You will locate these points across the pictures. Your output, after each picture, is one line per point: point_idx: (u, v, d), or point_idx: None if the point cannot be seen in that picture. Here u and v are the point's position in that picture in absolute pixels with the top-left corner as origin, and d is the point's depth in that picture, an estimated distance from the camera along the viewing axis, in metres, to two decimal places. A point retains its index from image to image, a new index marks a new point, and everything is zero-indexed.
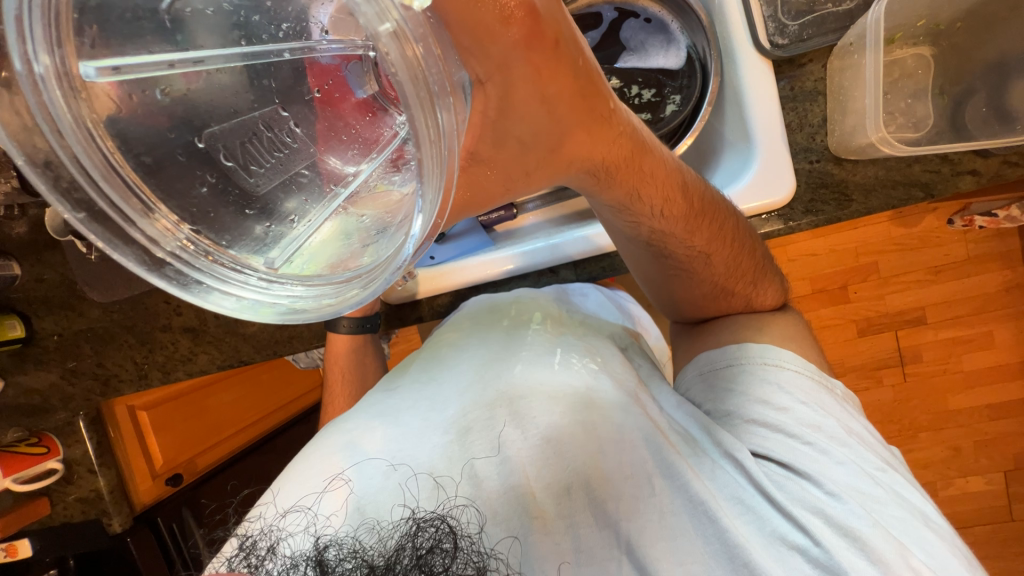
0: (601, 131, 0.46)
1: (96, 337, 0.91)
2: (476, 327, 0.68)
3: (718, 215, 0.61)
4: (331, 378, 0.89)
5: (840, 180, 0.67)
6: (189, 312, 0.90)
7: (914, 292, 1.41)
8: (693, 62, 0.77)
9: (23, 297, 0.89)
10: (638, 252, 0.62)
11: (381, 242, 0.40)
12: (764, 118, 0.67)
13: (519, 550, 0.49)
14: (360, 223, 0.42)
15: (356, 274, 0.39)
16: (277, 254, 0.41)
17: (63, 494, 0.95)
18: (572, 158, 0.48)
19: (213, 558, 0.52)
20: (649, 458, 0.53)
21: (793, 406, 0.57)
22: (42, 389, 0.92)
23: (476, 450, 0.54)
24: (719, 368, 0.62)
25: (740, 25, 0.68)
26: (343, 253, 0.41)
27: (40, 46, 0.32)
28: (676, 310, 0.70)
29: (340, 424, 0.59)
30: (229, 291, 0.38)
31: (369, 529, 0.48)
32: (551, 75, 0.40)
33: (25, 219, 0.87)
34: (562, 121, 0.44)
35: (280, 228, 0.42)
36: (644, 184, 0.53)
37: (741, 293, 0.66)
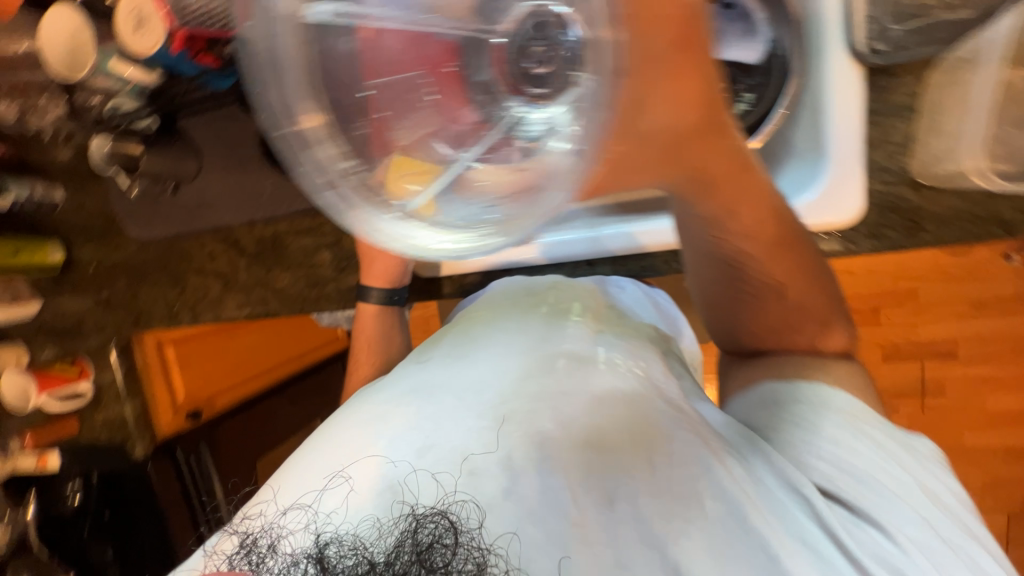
0: (716, 141, 0.47)
1: (130, 271, 0.94)
2: (517, 310, 0.62)
3: (800, 247, 0.56)
4: (357, 346, 0.80)
5: (914, 207, 0.63)
6: (222, 258, 0.90)
7: (948, 325, 1.36)
8: (774, 59, 0.71)
9: (64, 224, 0.92)
10: (711, 267, 0.56)
11: (516, 203, 0.48)
12: (843, 131, 0.62)
13: (518, 546, 0.44)
14: (473, 188, 0.54)
15: (498, 220, 0.47)
16: (433, 208, 0.52)
17: (92, 414, 1.03)
18: (688, 159, 0.47)
19: (217, 536, 0.51)
20: (687, 471, 0.46)
21: (861, 449, 0.50)
22: (77, 313, 0.98)
23: (484, 445, 0.47)
24: (783, 402, 0.53)
25: (835, 23, 0.61)
26: (478, 211, 0.51)
27: None
28: (727, 343, 0.61)
29: (372, 394, 0.55)
30: (418, 229, 0.49)
31: (371, 524, 0.45)
32: (689, 74, 0.44)
33: (70, 145, 0.88)
34: (684, 122, 0.45)
35: (435, 194, 0.53)
36: (745, 195, 0.51)
37: (815, 334, 0.57)
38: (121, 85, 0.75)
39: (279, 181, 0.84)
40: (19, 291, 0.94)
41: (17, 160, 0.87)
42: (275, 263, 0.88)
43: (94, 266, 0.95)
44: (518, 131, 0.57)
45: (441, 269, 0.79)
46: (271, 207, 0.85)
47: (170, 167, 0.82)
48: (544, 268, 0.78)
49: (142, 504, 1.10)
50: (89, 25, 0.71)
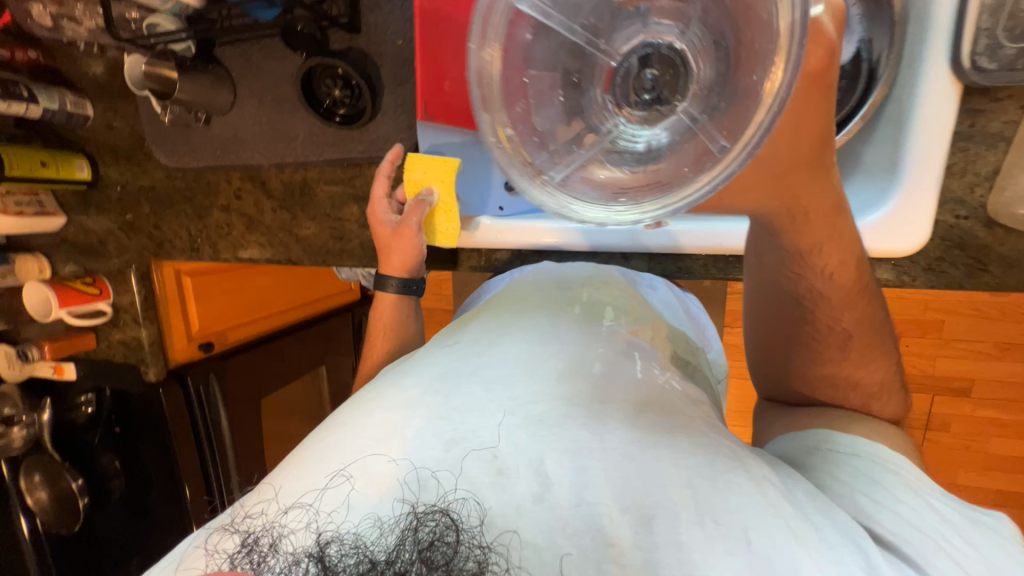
0: (819, 177, 0.49)
1: (155, 198, 0.94)
2: (547, 305, 0.59)
3: (873, 294, 0.54)
4: (373, 333, 0.76)
5: (983, 245, 0.59)
6: (247, 199, 0.89)
7: (968, 362, 1.32)
8: (861, 64, 0.65)
9: (94, 141, 0.92)
10: (779, 296, 0.55)
11: (663, 177, 0.47)
12: (922, 153, 0.57)
13: (520, 547, 0.36)
14: (594, 182, 0.49)
15: (651, 194, 0.45)
16: (565, 178, 0.50)
17: (109, 333, 1.03)
18: (796, 191, 0.49)
19: (195, 547, 0.41)
20: (733, 492, 0.39)
21: (922, 510, 0.43)
22: (99, 233, 0.98)
23: (510, 442, 0.41)
24: (835, 451, 0.49)
25: (943, 30, 0.55)
26: (619, 185, 0.48)
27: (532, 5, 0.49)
28: (778, 375, 0.58)
29: (399, 378, 0.49)
30: (561, 199, 0.48)
31: (372, 523, 0.37)
32: (816, 106, 0.46)
33: (103, 59, 0.86)
34: (802, 143, 0.47)
35: (566, 163, 0.51)
36: (830, 239, 0.51)
37: (868, 394, 0.54)
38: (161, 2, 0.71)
39: (314, 127, 0.79)
40: (45, 201, 0.95)
41: (49, 69, 0.87)
42: (301, 210, 0.86)
43: (120, 188, 0.95)
44: (621, 142, 0.51)
45: (459, 241, 0.76)
46: (304, 152, 0.81)
47: (203, 97, 0.78)
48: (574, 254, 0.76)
49: (150, 430, 1.05)
50: None
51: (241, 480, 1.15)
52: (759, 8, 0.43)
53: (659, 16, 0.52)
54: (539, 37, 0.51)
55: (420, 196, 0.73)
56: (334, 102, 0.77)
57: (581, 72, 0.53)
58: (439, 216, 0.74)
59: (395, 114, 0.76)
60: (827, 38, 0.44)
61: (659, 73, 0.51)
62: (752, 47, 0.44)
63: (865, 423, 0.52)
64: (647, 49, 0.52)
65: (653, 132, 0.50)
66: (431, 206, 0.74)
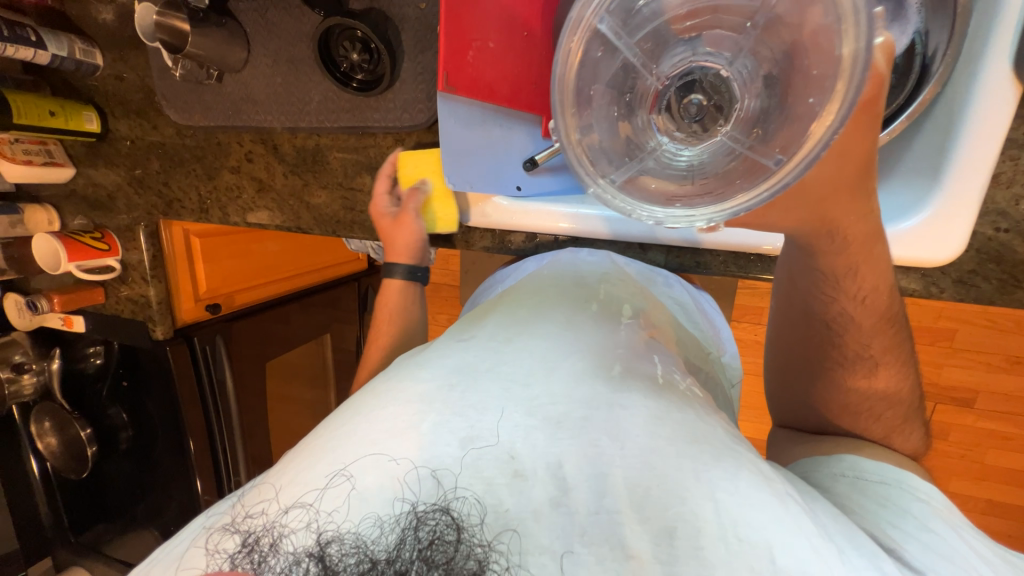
0: (860, 202, 0.46)
1: (165, 155, 0.92)
2: (564, 301, 0.58)
3: (900, 322, 0.53)
4: (378, 322, 0.84)
5: (1020, 261, 0.56)
6: (259, 161, 0.87)
7: (976, 373, 1.31)
8: (913, 58, 0.61)
9: (103, 92, 0.90)
10: (805, 320, 0.55)
11: (719, 186, 0.47)
12: (968, 158, 0.54)
13: (522, 543, 0.36)
14: (645, 191, 0.49)
15: (708, 199, 0.45)
16: (619, 179, 0.49)
17: (117, 289, 1.03)
18: (836, 220, 0.47)
19: (196, 542, 0.41)
20: (753, 505, 0.37)
21: (956, 544, 0.42)
22: (108, 187, 0.97)
23: (526, 442, 0.41)
24: (866, 480, 0.49)
25: (1011, 27, 0.51)
26: (674, 192, 0.48)
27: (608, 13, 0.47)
28: (797, 396, 0.59)
29: (413, 371, 0.48)
30: (615, 194, 0.47)
31: (373, 523, 0.37)
32: (863, 136, 0.42)
33: (113, 5, 0.83)
34: (844, 175, 0.44)
35: (620, 168, 0.51)
36: (867, 264, 0.49)
37: (889, 426, 0.54)
38: None
39: (329, 91, 0.76)
40: (54, 152, 0.94)
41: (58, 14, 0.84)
42: (313, 177, 0.84)
43: (129, 143, 0.93)
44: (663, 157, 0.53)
45: (471, 220, 0.75)
46: (318, 118, 0.78)
47: (217, 53, 0.75)
48: (590, 241, 0.74)
49: (154, 388, 1.05)
50: None
51: (243, 442, 1.17)
52: (822, 33, 0.42)
53: (710, 44, 0.53)
54: (606, 54, 0.50)
55: (415, 187, 0.77)
56: (352, 67, 0.74)
57: (631, 93, 0.54)
58: (434, 204, 0.77)
59: (414, 82, 0.72)
60: (879, 72, 0.40)
61: (704, 101, 0.52)
62: (810, 73, 0.44)
63: (879, 449, 0.52)
64: (695, 77, 0.53)
65: (695, 154, 0.51)
66: (426, 195, 0.77)
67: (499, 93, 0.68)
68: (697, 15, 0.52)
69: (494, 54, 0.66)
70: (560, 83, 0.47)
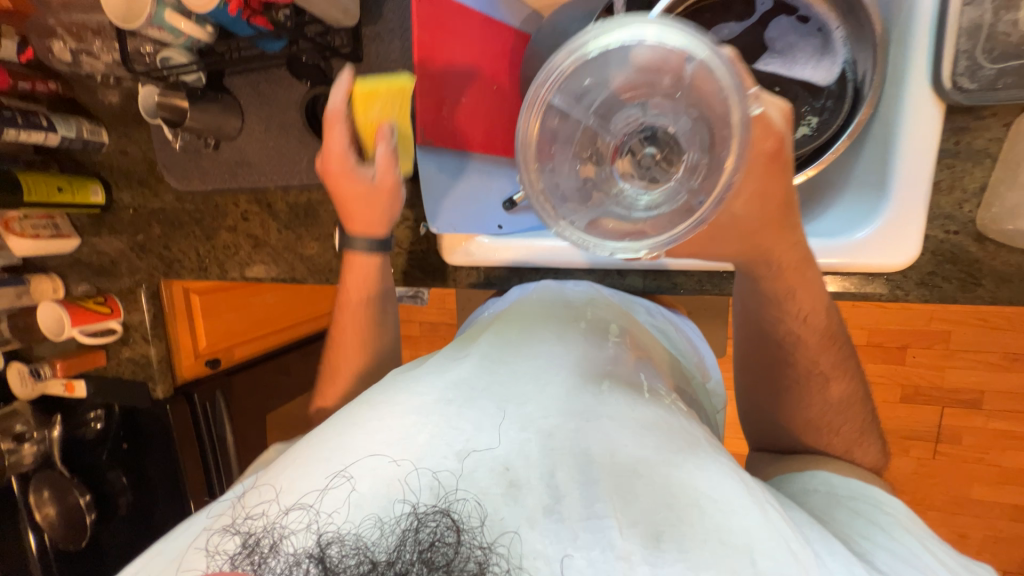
0: (784, 234, 0.52)
1: (165, 220, 0.97)
2: (545, 321, 0.60)
3: (845, 339, 0.56)
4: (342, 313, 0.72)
5: (975, 260, 0.59)
6: (255, 220, 0.91)
7: (978, 373, 1.31)
8: (846, 84, 0.65)
9: (109, 168, 0.96)
10: (758, 341, 0.58)
11: (664, 219, 0.51)
12: (911, 166, 0.58)
13: (523, 544, 0.37)
14: (606, 229, 0.52)
15: (654, 232, 0.50)
16: (582, 221, 0.52)
17: (119, 351, 1.05)
18: (766, 248, 0.52)
19: (192, 544, 0.42)
20: (730, 510, 0.39)
21: (925, 557, 0.42)
22: (111, 253, 1.01)
23: (521, 456, 0.42)
24: (839, 494, 0.49)
25: (923, 51, 0.57)
26: (629, 228, 0.52)
27: (558, 87, 0.50)
28: (763, 420, 0.60)
29: (410, 384, 0.48)
30: (578, 235, 0.51)
31: (373, 524, 0.38)
32: (773, 182, 0.50)
33: (118, 89, 0.90)
34: (763, 210, 0.50)
35: (581, 213, 0.53)
36: (801, 287, 0.54)
37: (849, 441, 0.56)
38: (175, 38, 0.74)
39: (318, 151, 0.82)
40: (60, 224, 0.99)
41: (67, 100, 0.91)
42: (306, 230, 0.89)
43: (132, 211, 0.98)
44: (624, 201, 0.55)
45: (456, 260, 0.77)
46: (309, 175, 0.83)
47: (214, 124, 0.81)
48: (572, 271, 0.77)
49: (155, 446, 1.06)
50: None
51: None
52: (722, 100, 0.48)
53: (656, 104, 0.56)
54: (564, 121, 0.53)
55: (385, 133, 0.66)
56: None
57: (592, 149, 0.57)
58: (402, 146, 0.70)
59: None
60: (776, 129, 0.48)
61: (655, 156, 0.56)
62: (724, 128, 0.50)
63: (843, 464, 0.54)
64: (642, 136, 0.57)
65: (654, 197, 0.54)
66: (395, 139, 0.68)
67: (473, 141, 0.74)
68: (643, 85, 0.54)
69: (467, 107, 0.73)
70: (524, 141, 0.50)
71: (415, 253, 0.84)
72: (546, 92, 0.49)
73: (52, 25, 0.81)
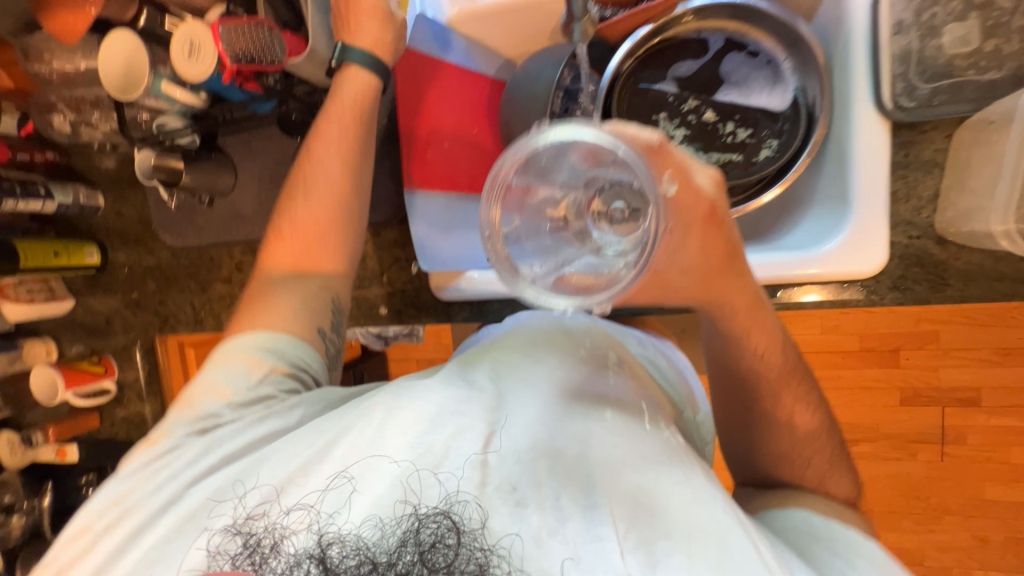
0: (733, 282, 0.51)
1: (160, 276, 0.98)
2: (530, 347, 0.59)
3: (805, 374, 0.58)
4: (324, 122, 0.69)
5: (939, 261, 0.63)
6: (249, 270, 0.93)
7: (970, 370, 1.32)
8: (800, 108, 0.70)
9: (105, 229, 0.99)
10: (723, 376, 0.59)
11: (622, 267, 0.45)
12: (867, 179, 0.62)
13: (521, 543, 0.43)
14: (572, 285, 0.45)
15: (614, 284, 0.44)
16: (545, 284, 0.46)
17: (114, 411, 1.06)
18: (717, 295, 0.52)
19: (194, 511, 0.51)
20: (694, 506, 0.45)
21: None
22: (105, 312, 1.02)
23: (519, 471, 0.47)
24: (818, 533, 0.52)
25: (863, 75, 0.62)
26: (591, 279, 0.45)
27: (514, 162, 0.44)
28: (740, 450, 0.62)
29: (405, 394, 0.52)
30: (539, 296, 0.44)
31: (373, 525, 0.46)
32: (713, 238, 0.48)
33: (115, 154, 0.94)
34: (708, 261, 0.49)
35: (547, 278, 0.46)
36: (755, 329, 0.54)
37: (821, 473, 0.57)
38: (172, 106, 0.76)
39: None
40: (55, 287, 1.00)
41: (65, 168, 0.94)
42: None
43: (127, 269, 1.00)
44: (601, 257, 0.48)
45: (448, 295, 0.77)
46: None
47: (207, 181, 0.84)
48: None
49: None
50: (145, 47, 0.72)
51: None
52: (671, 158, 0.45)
53: None
54: (527, 193, 0.48)
55: None
56: None
57: (565, 215, 0.51)
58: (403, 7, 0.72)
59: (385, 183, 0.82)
60: (709, 195, 0.46)
61: (627, 208, 0.49)
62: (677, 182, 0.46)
63: (818, 498, 0.56)
64: (613, 185, 0.49)
65: (624, 244, 0.47)
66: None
67: (459, 184, 0.80)
68: None
69: (449, 150, 0.79)
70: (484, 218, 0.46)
71: (408, 291, 0.86)
72: (503, 169, 0.45)
73: (52, 100, 0.85)
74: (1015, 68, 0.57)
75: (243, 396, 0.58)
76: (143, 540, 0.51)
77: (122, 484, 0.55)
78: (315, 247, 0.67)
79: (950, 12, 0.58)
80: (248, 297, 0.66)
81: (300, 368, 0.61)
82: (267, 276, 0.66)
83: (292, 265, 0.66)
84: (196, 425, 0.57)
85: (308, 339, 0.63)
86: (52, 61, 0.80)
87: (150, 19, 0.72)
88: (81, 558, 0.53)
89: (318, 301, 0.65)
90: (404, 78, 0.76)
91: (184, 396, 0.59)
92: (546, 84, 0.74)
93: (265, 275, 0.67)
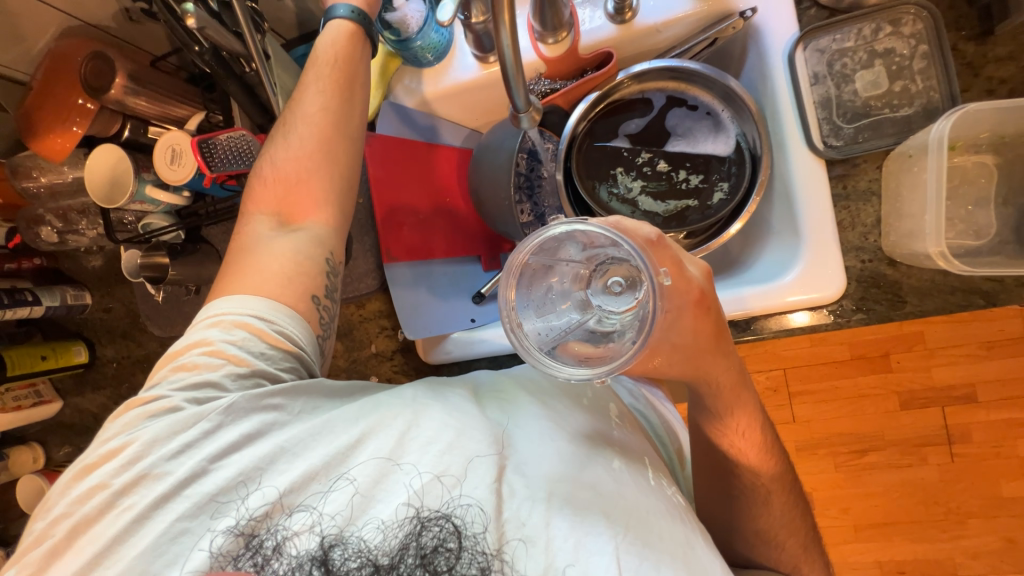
0: (723, 357, 0.55)
1: (149, 367, 0.98)
2: (534, 393, 0.59)
3: (780, 453, 0.62)
4: (307, 75, 0.67)
5: (894, 281, 0.66)
6: None
7: (963, 367, 1.26)
8: (743, 151, 0.75)
9: (92, 327, 0.99)
10: (706, 455, 0.63)
11: (621, 343, 0.49)
12: (813, 214, 0.67)
13: (524, 555, 0.46)
14: (573, 357, 0.50)
15: (610, 359, 0.48)
16: (550, 354, 0.50)
17: None
18: (709, 370, 0.54)
19: (192, 508, 0.50)
20: (665, 518, 0.50)
21: None
22: (94, 409, 1.01)
23: (524, 489, 0.49)
24: None
25: (792, 120, 0.68)
26: (591, 352, 0.50)
27: (533, 244, 0.48)
28: (717, 525, 0.65)
29: (422, 410, 0.53)
30: (547, 368, 0.47)
31: (376, 529, 0.47)
32: (707, 322, 0.52)
33: (102, 254, 0.97)
34: (700, 336, 0.53)
35: (552, 348, 0.51)
36: (740, 408, 0.58)
37: (796, 556, 0.62)
38: (156, 207, 0.81)
39: None
40: (43, 389, 0.99)
41: (53, 271, 0.96)
42: None
43: (115, 364, 1.00)
44: (595, 327, 0.53)
45: (435, 360, 0.81)
46: None
47: (193, 273, 0.86)
48: None
49: None
50: (128, 156, 0.76)
51: None
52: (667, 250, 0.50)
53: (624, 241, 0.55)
54: (538, 265, 0.53)
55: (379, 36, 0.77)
56: None
57: (566, 281, 0.56)
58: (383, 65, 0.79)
59: (363, 258, 0.85)
60: (703, 283, 0.52)
61: (625, 282, 0.53)
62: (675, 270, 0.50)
63: None
64: (611, 261, 0.54)
65: (623, 318, 0.51)
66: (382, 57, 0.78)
67: (438, 249, 0.84)
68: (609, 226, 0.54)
69: (424, 221, 0.84)
70: (503, 289, 0.49)
71: (397, 357, 0.88)
72: (520, 249, 0.48)
73: (41, 212, 0.89)
74: (924, 104, 0.65)
75: (246, 364, 0.56)
76: (135, 531, 0.49)
77: (116, 459, 0.52)
78: (302, 195, 0.63)
79: (859, 62, 0.67)
80: (234, 252, 0.62)
81: (297, 348, 0.59)
82: (255, 221, 0.63)
83: (279, 209, 0.63)
84: (195, 398, 0.54)
85: (301, 308, 0.60)
86: (41, 177, 0.85)
87: (134, 130, 0.78)
88: (71, 540, 0.50)
89: (309, 256, 0.61)
90: (377, 159, 0.79)
91: (179, 362, 0.56)
92: (507, 154, 0.77)
93: (252, 216, 0.64)
